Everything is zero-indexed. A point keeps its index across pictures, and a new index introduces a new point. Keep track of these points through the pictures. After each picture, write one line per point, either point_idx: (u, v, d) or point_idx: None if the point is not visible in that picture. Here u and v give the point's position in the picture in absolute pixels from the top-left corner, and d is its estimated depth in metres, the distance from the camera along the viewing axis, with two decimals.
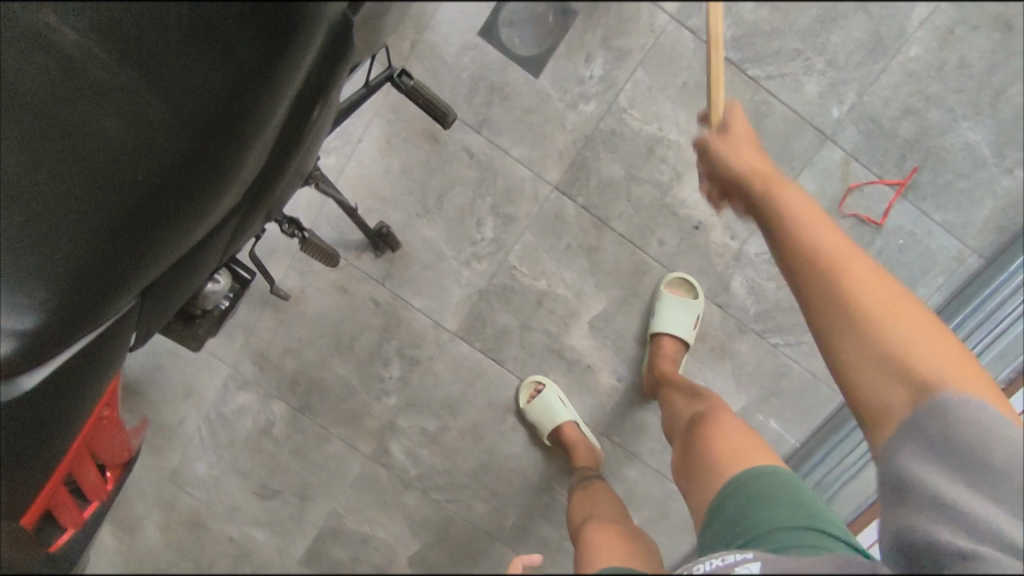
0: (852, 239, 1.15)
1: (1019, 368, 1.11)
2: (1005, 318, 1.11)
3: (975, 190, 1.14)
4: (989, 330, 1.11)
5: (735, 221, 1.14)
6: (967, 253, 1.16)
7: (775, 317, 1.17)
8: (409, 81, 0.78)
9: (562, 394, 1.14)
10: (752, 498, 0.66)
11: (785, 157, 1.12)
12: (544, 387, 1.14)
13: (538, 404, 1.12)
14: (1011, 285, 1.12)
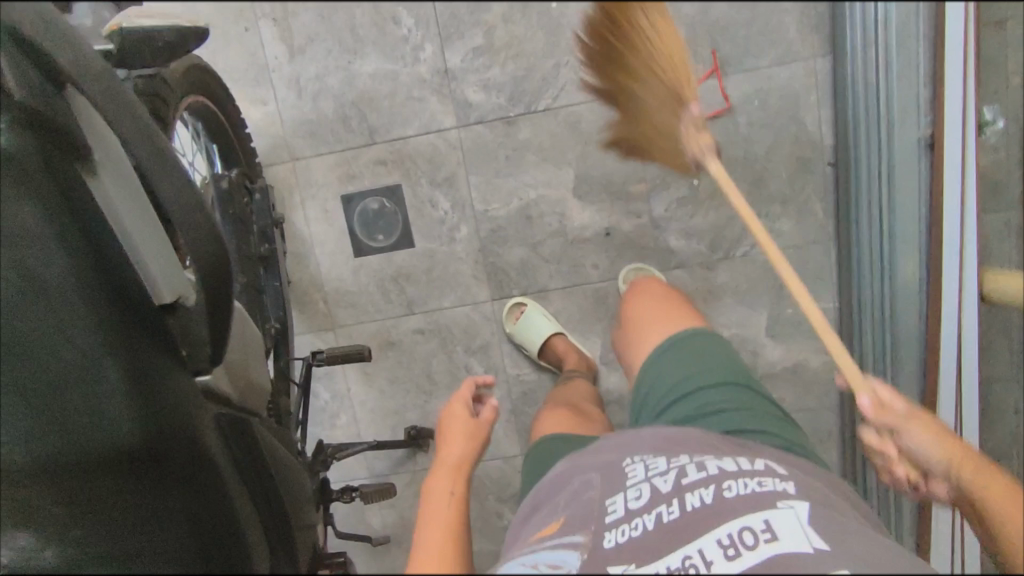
0: (723, 136, 1.28)
1: (927, 109, 1.14)
2: (877, 86, 1.17)
3: (769, 24, 1.25)
4: (876, 105, 1.18)
5: (631, 203, 1.26)
6: (812, 62, 1.25)
7: (726, 236, 1.27)
8: (322, 354, 1.05)
9: (545, 311, 1.25)
10: (674, 356, 0.88)
11: (620, 133, 1.22)
12: (526, 307, 1.24)
13: (523, 322, 1.23)
14: (858, 61, 1.18)
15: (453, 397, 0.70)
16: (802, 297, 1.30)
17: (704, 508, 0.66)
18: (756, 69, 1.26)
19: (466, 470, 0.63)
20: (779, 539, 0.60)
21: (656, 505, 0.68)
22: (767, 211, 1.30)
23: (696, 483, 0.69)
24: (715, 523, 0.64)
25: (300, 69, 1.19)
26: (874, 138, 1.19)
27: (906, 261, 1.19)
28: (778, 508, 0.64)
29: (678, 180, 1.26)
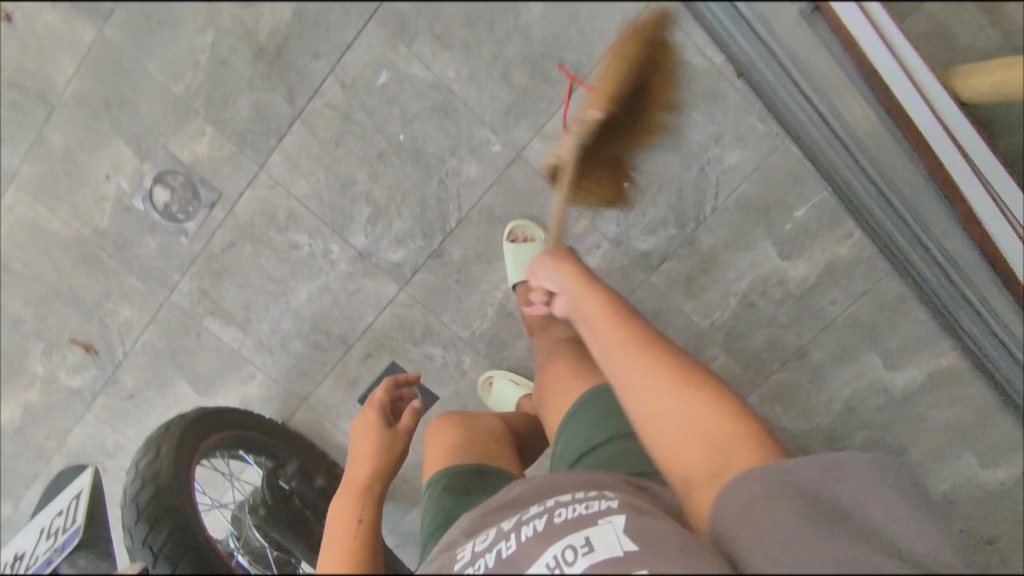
0: (623, 133, 1.15)
1: None
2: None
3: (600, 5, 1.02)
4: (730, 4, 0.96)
5: (583, 240, 1.26)
6: None
7: (687, 210, 1.23)
8: None
9: (517, 377, 1.25)
10: (577, 415, 0.88)
11: (528, 195, 1.22)
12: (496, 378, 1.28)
13: (501, 397, 1.24)
14: None
15: (369, 403, 0.80)
16: (794, 208, 1.24)
17: (533, 536, 0.62)
18: (605, 50, 1.06)
19: (376, 480, 0.71)
20: (595, 551, 0.58)
21: (497, 542, 0.65)
22: (710, 158, 1.19)
23: (532, 515, 0.65)
24: (544, 546, 0.61)
25: (256, 334, 1.28)
26: (763, 40, 0.99)
27: (876, 126, 1.06)
28: (598, 525, 0.61)
29: (608, 197, 1.21)
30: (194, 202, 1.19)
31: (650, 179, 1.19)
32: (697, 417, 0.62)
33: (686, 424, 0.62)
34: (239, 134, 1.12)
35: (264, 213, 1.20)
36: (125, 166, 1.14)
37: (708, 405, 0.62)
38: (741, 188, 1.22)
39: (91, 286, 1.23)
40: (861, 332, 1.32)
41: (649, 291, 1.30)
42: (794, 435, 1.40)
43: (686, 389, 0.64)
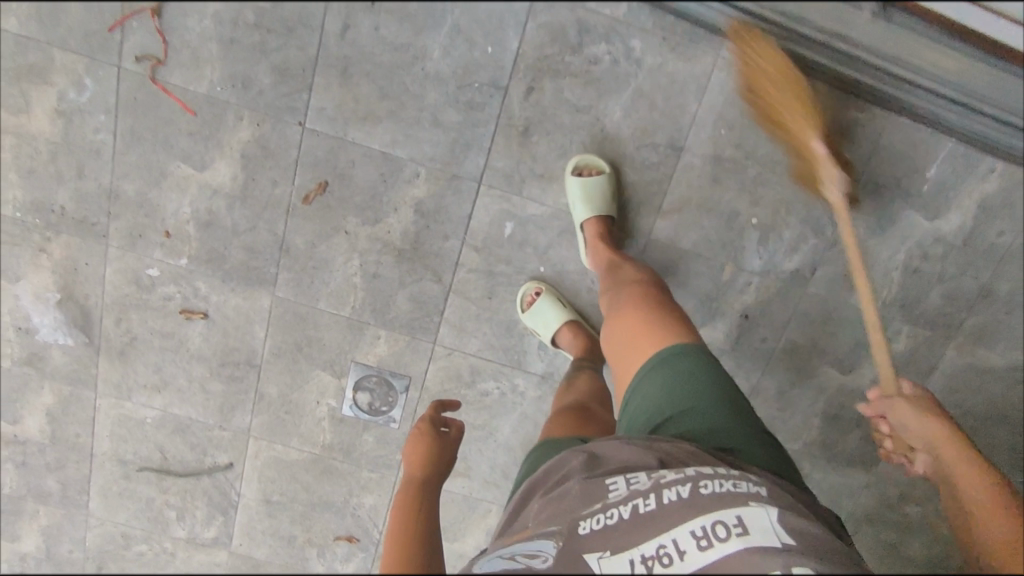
0: (733, 175, 1.19)
1: None
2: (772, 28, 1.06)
3: (667, 88, 1.14)
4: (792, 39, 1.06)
5: (735, 285, 1.25)
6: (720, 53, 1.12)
7: (823, 216, 1.21)
8: None
9: (557, 295, 1.22)
10: (655, 375, 0.87)
11: (669, 266, 1.24)
12: (540, 292, 1.21)
13: (536, 310, 1.21)
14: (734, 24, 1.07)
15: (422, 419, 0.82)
16: (930, 166, 1.17)
17: (680, 502, 0.66)
18: (693, 120, 1.16)
19: (426, 484, 0.74)
20: (749, 534, 0.63)
21: (627, 496, 0.68)
22: None
23: (675, 479, 0.68)
24: (691, 513, 0.65)
25: (478, 475, 1.37)
26: (838, 47, 1.05)
27: (976, 69, 1.05)
28: (750, 506, 0.65)
29: (742, 235, 1.22)
30: (390, 391, 1.31)
31: (774, 206, 1.20)
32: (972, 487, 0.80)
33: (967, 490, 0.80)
34: (408, 325, 1.26)
35: (451, 377, 1.30)
36: (327, 386, 1.31)
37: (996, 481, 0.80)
38: (870, 172, 1.18)
39: (335, 490, 1.40)
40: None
41: (814, 299, 1.26)
42: (1009, 369, 1.29)
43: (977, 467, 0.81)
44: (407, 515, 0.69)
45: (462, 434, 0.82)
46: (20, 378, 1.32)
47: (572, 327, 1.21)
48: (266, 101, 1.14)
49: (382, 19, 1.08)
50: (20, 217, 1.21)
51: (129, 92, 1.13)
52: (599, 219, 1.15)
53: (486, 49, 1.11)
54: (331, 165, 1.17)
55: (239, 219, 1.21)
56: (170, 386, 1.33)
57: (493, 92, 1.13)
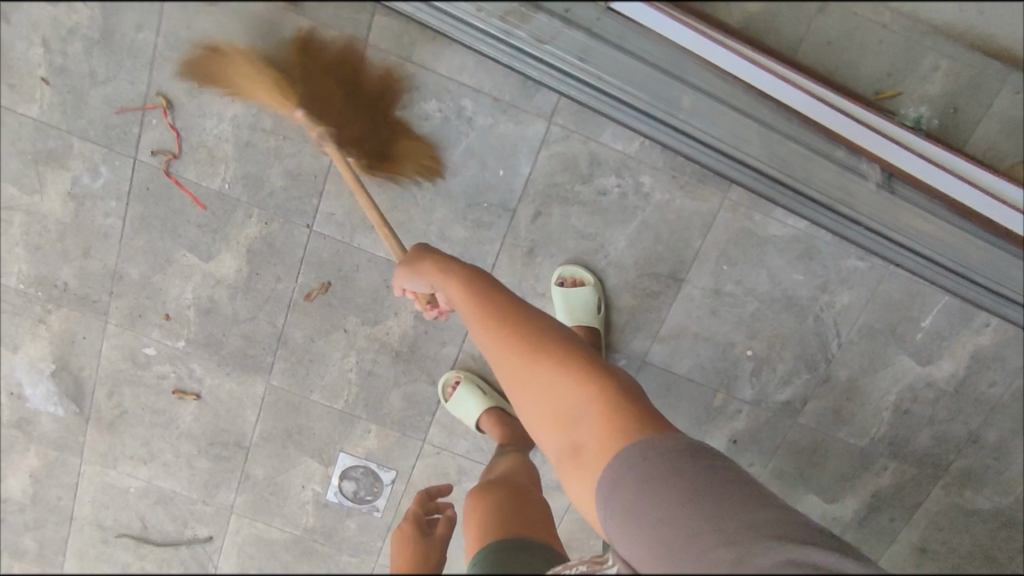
0: (731, 308, 1.21)
1: (834, 140, 0.99)
2: (770, 186, 1.05)
3: (673, 221, 1.17)
4: (790, 197, 1.06)
5: (726, 412, 1.27)
6: (725, 193, 1.15)
7: (818, 353, 1.23)
8: None
9: (479, 384, 1.21)
10: None
11: (662, 388, 1.25)
12: (461, 380, 1.21)
13: (457, 399, 1.20)
14: (730, 171, 1.05)
15: (410, 517, 0.88)
16: (925, 316, 1.19)
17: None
18: (695, 254, 1.18)
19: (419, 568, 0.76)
20: None
21: None
22: (822, 304, 1.20)
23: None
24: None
25: None
26: (841, 211, 1.05)
27: (976, 247, 1.06)
28: (602, 572, 0.61)
29: (735, 364, 1.24)
30: (376, 483, 1.32)
31: (769, 341, 1.23)
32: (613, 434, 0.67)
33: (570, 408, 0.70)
34: (399, 422, 1.27)
35: (438, 475, 1.31)
36: (313, 473, 1.32)
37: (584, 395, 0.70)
38: (865, 316, 1.20)
39: (313, 571, 1.40)
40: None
41: (804, 431, 1.28)
42: (990, 512, 1.30)
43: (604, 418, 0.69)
44: None
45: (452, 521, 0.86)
46: (6, 440, 1.32)
47: (492, 416, 1.17)
48: (276, 202, 1.15)
49: (397, 136, 1.12)
50: (23, 288, 1.22)
51: (143, 181, 1.15)
52: (584, 328, 1.15)
53: (498, 171, 1.14)
54: (336, 266, 1.18)
55: (240, 308, 1.21)
56: (156, 459, 1.33)
57: (503, 212, 1.16)
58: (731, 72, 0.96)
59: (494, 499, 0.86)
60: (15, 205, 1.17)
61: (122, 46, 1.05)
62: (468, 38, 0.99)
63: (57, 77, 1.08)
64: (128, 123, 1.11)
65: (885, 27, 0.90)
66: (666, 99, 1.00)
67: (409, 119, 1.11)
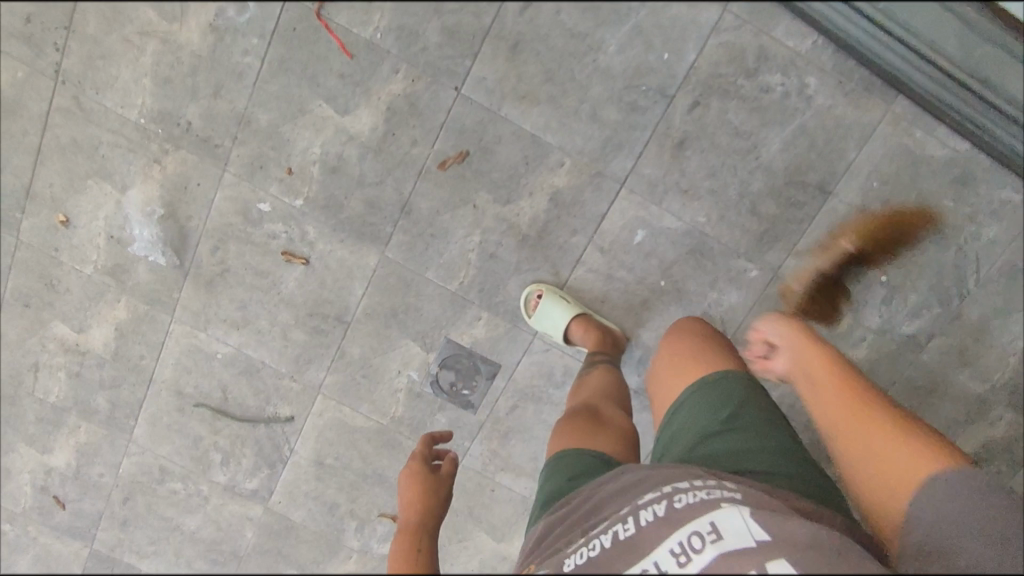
0: (874, 229, 1.17)
1: None
2: (960, 92, 1.07)
3: (831, 130, 1.13)
4: (975, 107, 1.08)
5: (848, 340, 1.23)
6: (890, 106, 1.11)
7: (954, 288, 1.20)
8: None
9: (563, 293, 1.19)
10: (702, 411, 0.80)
11: (788, 306, 1.22)
12: (544, 293, 1.18)
13: (544, 309, 1.17)
14: (923, 71, 1.06)
15: (412, 456, 0.74)
16: None
17: (654, 521, 0.61)
18: (847, 169, 1.14)
19: (426, 521, 0.66)
20: (723, 539, 0.56)
21: (611, 526, 0.63)
22: (966, 236, 1.17)
23: (649, 499, 0.64)
24: (664, 531, 0.59)
25: None
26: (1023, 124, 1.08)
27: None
28: (721, 509, 0.59)
29: (867, 290, 1.21)
30: (476, 377, 1.28)
31: (906, 269, 1.19)
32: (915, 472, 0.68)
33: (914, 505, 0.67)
34: (512, 312, 1.23)
35: (543, 373, 1.27)
36: (412, 358, 1.27)
37: (912, 459, 0.69)
38: (1008, 252, 1.18)
39: (393, 464, 1.35)
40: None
41: (923, 368, 1.24)
42: None
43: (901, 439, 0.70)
44: (410, 538, 0.64)
45: (454, 469, 0.73)
46: (97, 287, 1.26)
47: (582, 320, 1.16)
48: (428, 60, 1.10)
49: (566, 4, 1.07)
50: (143, 124, 1.16)
51: (290, 20, 1.09)
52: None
53: (662, 55, 1.09)
54: (477, 135, 1.13)
55: (369, 170, 1.16)
56: (250, 326, 1.28)
57: (659, 99, 1.11)
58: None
59: (592, 429, 0.93)
60: (150, 31, 1.11)
61: None
62: None
63: None
64: None
65: None
66: None
67: None
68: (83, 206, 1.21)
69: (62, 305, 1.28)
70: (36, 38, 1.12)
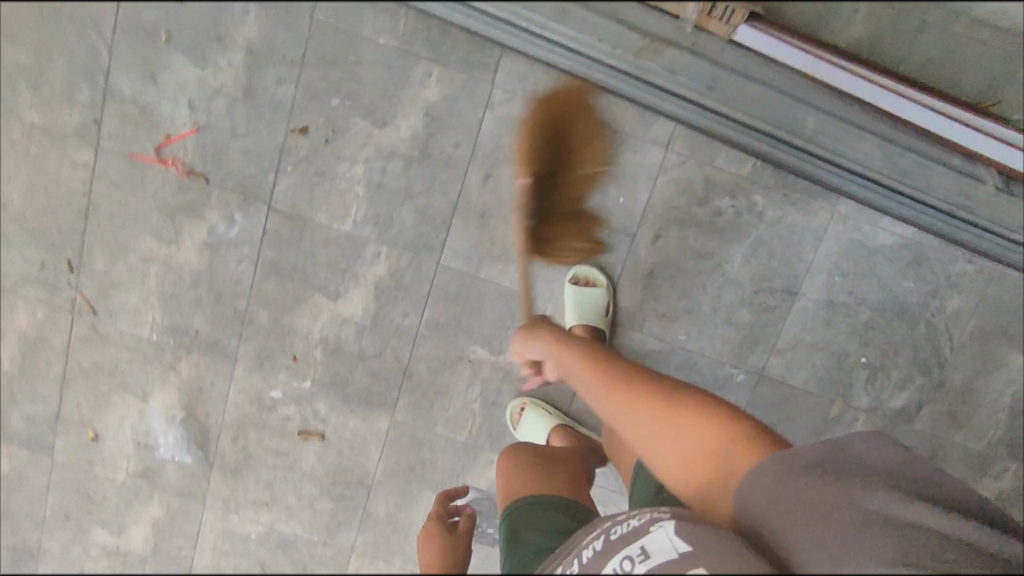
0: (846, 317, 1.24)
1: (947, 145, 1.05)
2: (888, 197, 1.12)
3: (785, 238, 1.21)
4: (907, 205, 1.12)
5: (844, 421, 1.29)
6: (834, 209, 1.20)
7: (933, 358, 1.26)
8: None
9: (544, 407, 1.24)
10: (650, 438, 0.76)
11: (781, 400, 1.28)
12: (525, 404, 1.24)
13: (525, 422, 1.22)
14: (847, 183, 1.12)
15: (428, 517, 0.78)
16: None
17: (593, 556, 0.65)
18: (808, 268, 1.22)
19: (444, 572, 0.69)
20: (651, 557, 0.60)
21: (563, 567, 0.67)
22: (932, 310, 1.24)
23: (595, 540, 0.67)
24: (604, 563, 0.63)
25: None
26: (958, 213, 1.10)
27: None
28: (652, 532, 0.62)
29: (852, 375, 1.26)
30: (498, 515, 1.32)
31: (885, 347, 1.25)
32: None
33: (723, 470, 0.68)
34: None
35: None
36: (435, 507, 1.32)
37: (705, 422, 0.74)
38: (976, 317, 1.24)
39: None
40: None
41: (920, 435, 1.29)
42: None
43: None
44: None
45: (471, 527, 0.76)
46: (131, 490, 1.33)
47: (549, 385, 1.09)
48: (405, 240, 1.19)
49: (522, 170, 1.15)
50: (155, 337, 1.25)
51: (274, 226, 1.18)
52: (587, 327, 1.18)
53: (617, 198, 1.19)
54: (462, 298, 1.22)
55: (368, 345, 1.24)
56: (278, 502, 1.34)
57: (622, 236, 1.21)
58: (849, 94, 1.04)
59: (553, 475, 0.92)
60: (152, 257, 1.21)
61: (263, 100, 1.12)
62: (601, 71, 1.05)
63: (202, 130, 1.14)
64: (264, 172, 1.16)
65: (985, 41, 1.10)
66: (785, 119, 1.05)
67: None
68: (109, 419, 1.29)
69: (101, 512, 1.35)
70: (49, 280, 1.22)
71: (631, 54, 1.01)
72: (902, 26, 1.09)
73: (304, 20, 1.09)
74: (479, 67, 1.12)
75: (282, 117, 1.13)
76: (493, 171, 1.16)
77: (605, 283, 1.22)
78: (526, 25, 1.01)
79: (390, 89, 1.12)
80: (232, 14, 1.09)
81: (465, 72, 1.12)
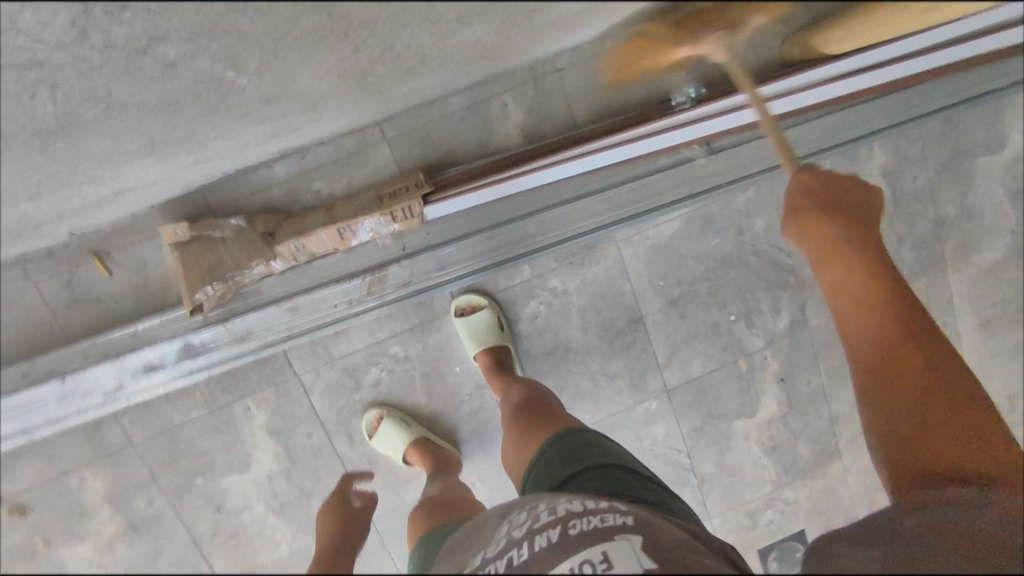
0: (689, 302, 1.32)
1: (647, 156, 1.15)
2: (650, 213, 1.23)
3: (596, 289, 1.28)
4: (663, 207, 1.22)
5: (757, 365, 1.37)
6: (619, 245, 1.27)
7: (778, 273, 1.33)
8: None
9: (403, 416, 1.24)
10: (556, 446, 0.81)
11: (699, 392, 1.36)
12: (384, 418, 1.22)
13: (381, 438, 1.20)
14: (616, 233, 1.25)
15: (331, 494, 0.78)
16: None
17: (547, 547, 0.60)
18: (635, 294, 1.30)
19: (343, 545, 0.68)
20: (611, 566, 0.55)
21: (509, 550, 0.61)
22: (747, 243, 1.31)
23: (547, 525, 0.63)
24: (560, 555, 0.58)
25: None
26: (699, 189, 1.23)
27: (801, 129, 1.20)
28: (615, 541, 0.58)
29: (732, 334, 1.35)
30: None
31: (738, 296, 1.33)
32: (868, 324, 0.73)
33: (870, 327, 0.73)
34: None
35: None
36: None
37: (879, 320, 0.73)
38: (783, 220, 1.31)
39: None
40: (955, 165, 1.31)
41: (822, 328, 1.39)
42: (1006, 258, 1.37)
43: (874, 303, 0.73)
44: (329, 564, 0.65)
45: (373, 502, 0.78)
46: None
47: (419, 446, 1.18)
48: None
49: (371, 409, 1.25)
50: None
51: None
52: (488, 350, 1.19)
53: (456, 368, 1.25)
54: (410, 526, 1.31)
55: None
56: None
57: (483, 391, 1.27)
58: (540, 185, 1.13)
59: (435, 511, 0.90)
60: None
61: (148, 522, 1.24)
62: (360, 319, 1.17)
63: None
64: (196, 564, 1.27)
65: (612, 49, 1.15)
66: (521, 235, 1.18)
67: (367, 393, 1.24)
68: None
69: None
70: None
71: (367, 296, 1.15)
72: (546, 85, 1.15)
73: (128, 449, 1.20)
74: (276, 374, 1.21)
75: (172, 522, 1.24)
76: (352, 430, 1.25)
77: (488, 301, 1.23)
78: (283, 338, 1.15)
79: (229, 441, 1.22)
80: (76, 488, 1.20)
81: (269, 386, 1.21)
